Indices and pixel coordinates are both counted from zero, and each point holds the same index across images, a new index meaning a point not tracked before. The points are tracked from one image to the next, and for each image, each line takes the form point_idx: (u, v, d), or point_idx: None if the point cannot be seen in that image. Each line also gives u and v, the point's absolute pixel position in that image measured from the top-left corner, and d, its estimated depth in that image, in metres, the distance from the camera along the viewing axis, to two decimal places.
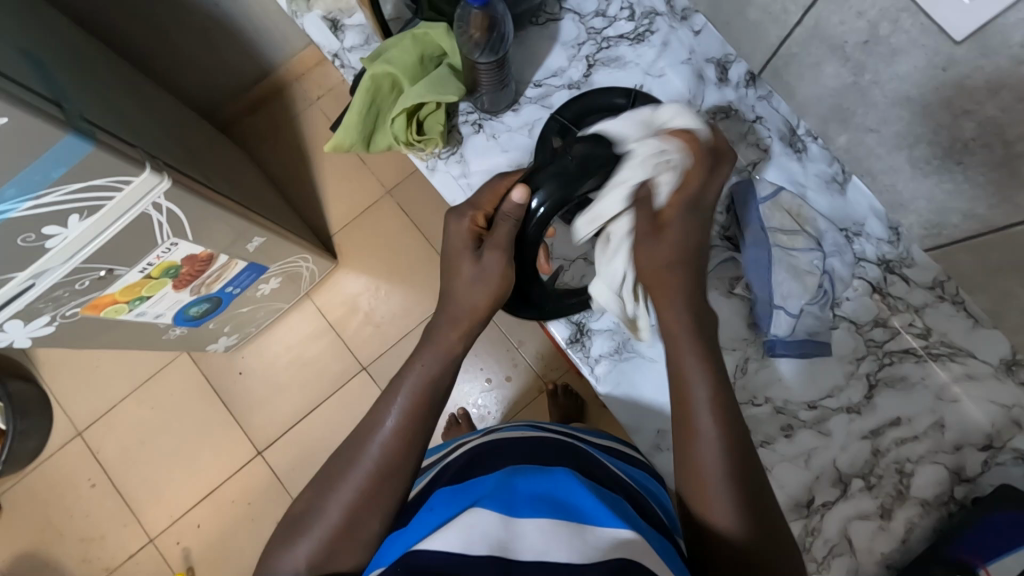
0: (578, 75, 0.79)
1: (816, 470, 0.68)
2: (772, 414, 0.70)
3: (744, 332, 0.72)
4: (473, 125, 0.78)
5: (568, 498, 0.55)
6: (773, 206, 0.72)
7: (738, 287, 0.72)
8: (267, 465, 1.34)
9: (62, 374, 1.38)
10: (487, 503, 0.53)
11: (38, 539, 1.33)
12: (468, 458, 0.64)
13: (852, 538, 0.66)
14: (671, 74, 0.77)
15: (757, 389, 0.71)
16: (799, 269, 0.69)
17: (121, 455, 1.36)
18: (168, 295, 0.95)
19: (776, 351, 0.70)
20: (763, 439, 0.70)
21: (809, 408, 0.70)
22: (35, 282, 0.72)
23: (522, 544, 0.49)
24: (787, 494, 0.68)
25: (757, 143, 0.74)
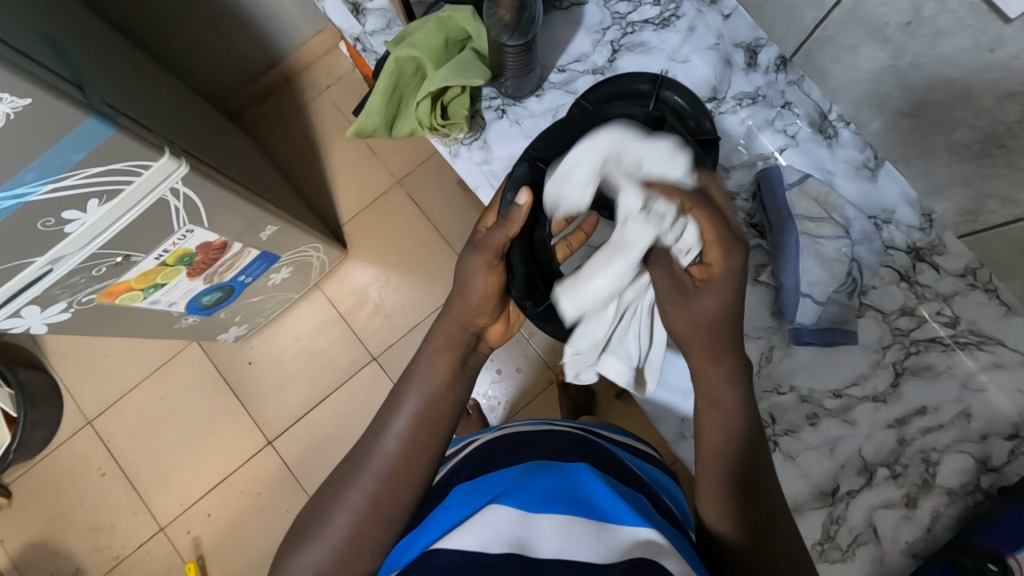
0: (602, 61, 0.78)
1: (841, 459, 0.68)
2: (796, 403, 0.70)
3: (768, 320, 0.72)
4: (497, 111, 0.77)
5: (583, 497, 0.54)
6: (800, 193, 0.71)
7: (763, 275, 0.73)
8: (277, 455, 1.34)
9: (71, 362, 1.38)
10: (505, 499, 0.53)
11: (49, 527, 1.34)
12: (486, 456, 0.63)
13: (877, 526, 0.66)
14: (697, 60, 0.76)
15: (781, 377, 0.71)
16: (826, 258, 0.68)
17: (131, 445, 1.36)
18: (183, 283, 0.94)
19: (802, 339, 0.70)
20: (787, 429, 0.70)
21: (833, 396, 0.70)
22: (52, 268, 0.71)
23: (540, 544, 0.49)
24: (811, 482, 0.68)
25: (783, 130, 0.75)
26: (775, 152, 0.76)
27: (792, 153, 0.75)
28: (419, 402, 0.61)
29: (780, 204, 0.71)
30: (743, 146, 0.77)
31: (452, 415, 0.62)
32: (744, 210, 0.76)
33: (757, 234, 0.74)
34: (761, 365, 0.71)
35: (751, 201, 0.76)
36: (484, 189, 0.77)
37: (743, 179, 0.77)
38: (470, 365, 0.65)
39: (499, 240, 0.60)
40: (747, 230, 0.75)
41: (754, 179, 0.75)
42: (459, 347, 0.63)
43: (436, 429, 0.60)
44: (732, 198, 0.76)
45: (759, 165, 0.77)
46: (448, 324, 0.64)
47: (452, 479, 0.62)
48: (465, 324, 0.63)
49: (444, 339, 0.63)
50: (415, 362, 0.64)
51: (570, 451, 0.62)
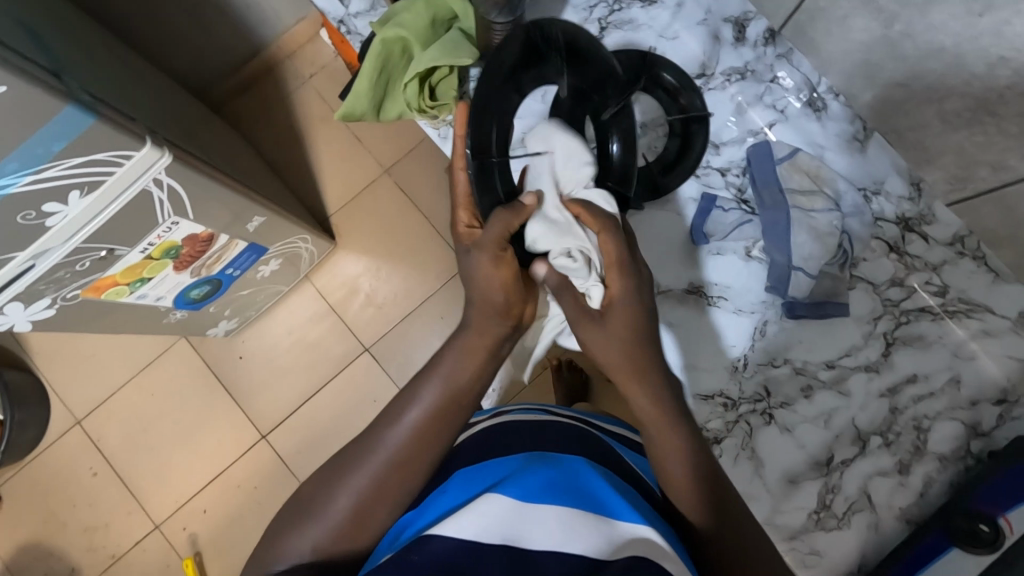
0: None
1: (836, 429, 0.69)
2: (791, 375, 0.71)
3: (763, 295, 0.73)
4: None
5: (588, 491, 0.55)
6: (791, 166, 0.75)
7: (755, 251, 0.75)
8: (272, 449, 1.34)
9: (57, 362, 1.36)
10: (500, 488, 0.53)
11: (41, 529, 1.32)
12: (485, 445, 0.63)
13: (872, 494, 0.67)
14: (685, 36, 0.77)
15: (777, 351, 0.72)
16: (820, 231, 0.72)
17: (123, 444, 1.34)
18: (169, 277, 0.93)
19: (796, 312, 0.72)
20: (782, 401, 0.71)
21: (827, 367, 0.71)
22: (35, 263, 0.70)
23: (535, 534, 0.49)
24: (807, 453, 0.69)
25: (772, 105, 0.76)
26: (765, 127, 0.77)
27: (782, 128, 0.76)
28: (440, 396, 0.58)
29: (770, 177, 0.75)
30: (733, 122, 0.78)
31: (471, 402, 0.60)
32: (735, 185, 0.77)
33: (750, 210, 0.76)
34: (756, 339, 0.73)
35: (742, 176, 0.77)
36: None
37: (734, 155, 0.77)
38: (500, 358, 0.63)
39: (498, 235, 0.61)
40: (738, 206, 0.76)
41: (744, 156, 0.77)
42: (493, 341, 0.61)
43: (456, 421, 0.59)
44: (722, 174, 0.77)
45: (749, 141, 0.78)
46: (485, 315, 0.61)
47: (452, 460, 0.62)
48: (495, 313, 0.61)
49: (477, 335, 0.61)
50: (441, 353, 0.61)
51: (580, 447, 0.63)
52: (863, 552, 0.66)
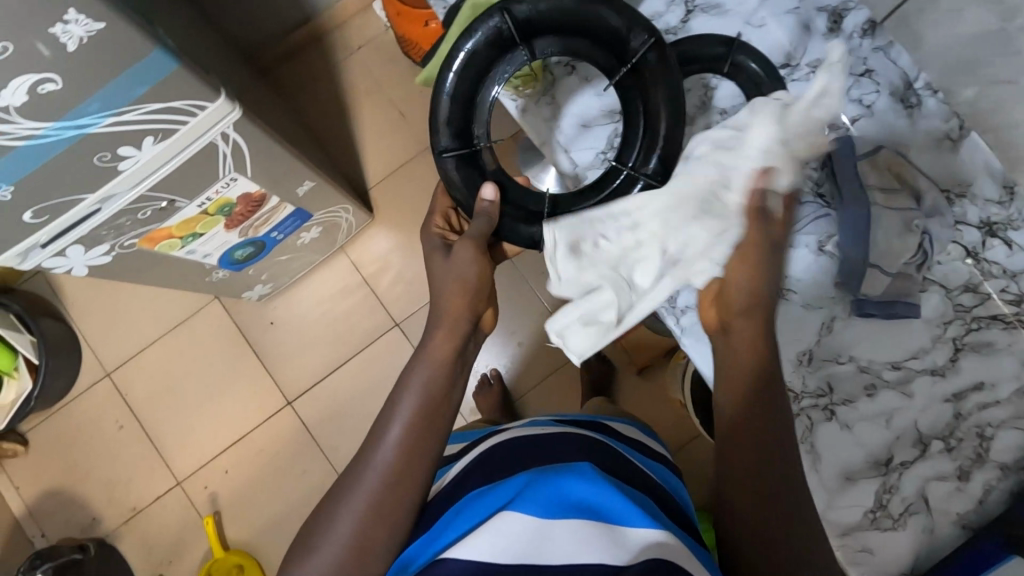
0: (677, 19, 0.69)
1: (897, 430, 0.62)
2: (854, 373, 0.62)
3: (832, 289, 0.63)
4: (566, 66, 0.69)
5: (597, 502, 0.59)
6: (871, 162, 0.64)
7: (829, 244, 0.63)
8: (296, 416, 1.34)
9: (91, 315, 1.37)
10: (520, 504, 0.58)
11: (65, 477, 1.34)
12: (500, 459, 0.67)
13: (930, 497, 0.61)
14: (774, 22, 0.67)
15: (840, 347, 0.63)
16: (905, 223, 0.63)
17: (150, 400, 1.36)
18: (220, 234, 0.94)
19: (868, 310, 0.61)
20: (846, 398, 0.62)
21: (892, 367, 0.62)
22: (101, 207, 0.71)
23: (552, 548, 0.55)
24: (864, 452, 0.61)
25: (860, 99, 0.65)
26: (847, 122, 0.65)
27: (891, 98, 0.65)
28: (418, 402, 0.61)
29: (852, 171, 0.63)
30: (849, 87, 0.65)
31: (451, 408, 0.63)
32: (810, 178, 0.65)
33: (828, 202, 0.64)
34: (824, 333, 0.63)
35: (822, 167, 0.64)
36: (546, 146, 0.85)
37: (815, 133, 0.68)
38: (468, 363, 0.67)
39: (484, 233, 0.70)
40: (812, 197, 0.64)
41: (825, 148, 0.64)
42: (459, 340, 0.66)
43: (441, 426, 0.62)
44: (807, 153, 0.65)
45: (851, 112, 0.65)
46: (450, 319, 0.66)
47: (462, 482, 0.65)
48: (465, 314, 0.67)
49: (446, 339, 0.65)
50: (411, 368, 0.64)
51: (572, 451, 0.66)
52: (916, 555, 0.60)
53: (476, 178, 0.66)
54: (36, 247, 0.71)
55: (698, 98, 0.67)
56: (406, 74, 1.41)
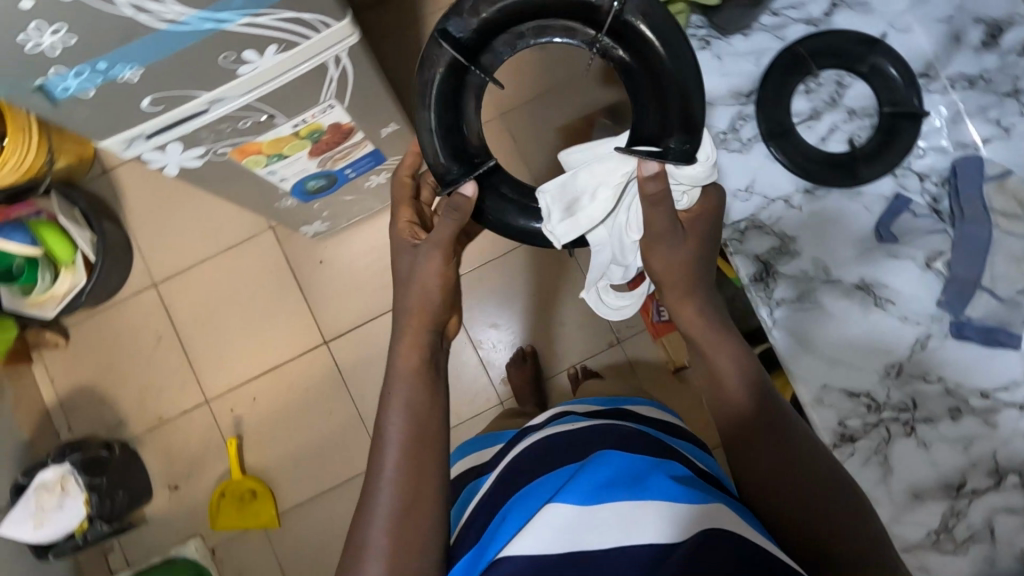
0: (818, 12, 0.88)
1: (974, 456, 0.76)
2: (942, 394, 0.78)
3: (931, 309, 0.81)
4: (701, 40, 0.89)
5: (633, 476, 0.59)
6: (997, 187, 0.83)
7: (935, 263, 0.82)
8: (331, 357, 1.36)
9: (147, 223, 1.39)
10: (560, 496, 0.57)
11: (100, 376, 1.37)
12: (531, 454, 0.68)
13: (996, 528, 0.74)
14: (918, 29, 0.87)
15: (930, 367, 0.79)
16: (1015, 256, 0.81)
17: (192, 316, 1.38)
18: (301, 160, 0.94)
19: (964, 331, 0.80)
20: (926, 417, 0.78)
21: (981, 397, 0.78)
22: (209, 108, 0.71)
23: (601, 532, 0.54)
24: (938, 472, 0.76)
25: (997, 120, 0.85)
26: (979, 141, 0.86)
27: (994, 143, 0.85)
28: (406, 422, 0.65)
29: (972, 192, 0.84)
30: (945, 130, 0.87)
31: (436, 409, 0.67)
32: (932, 193, 0.86)
33: (943, 222, 0.84)
34: (915, 350, 0.80)
35: (940, 185, 0.86)
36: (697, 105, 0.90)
37: (937, 162, 0.86)
38: (440, 367, 0.71)
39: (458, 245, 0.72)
40: (933, 212, 0.84)
41: (952, 165, 0.86)
42: (426, 347, 0.70)
43: (431, 430, 0.65)
44: (921, 179, 0.85)
45: (956, 151, 0.86)
46: (412, 332, 0.70)
47: (491, 496, 0.66)
48: (427, 325, 0.71)
49: (412, 345, 0.69)
50: (390, 388, 0.67)
51: (600, 440, 0.67)
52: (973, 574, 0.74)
53: (490, 195, 0.71)
54: (141, 137, 0.71)
55: (828, 94, 0.89)
56: None
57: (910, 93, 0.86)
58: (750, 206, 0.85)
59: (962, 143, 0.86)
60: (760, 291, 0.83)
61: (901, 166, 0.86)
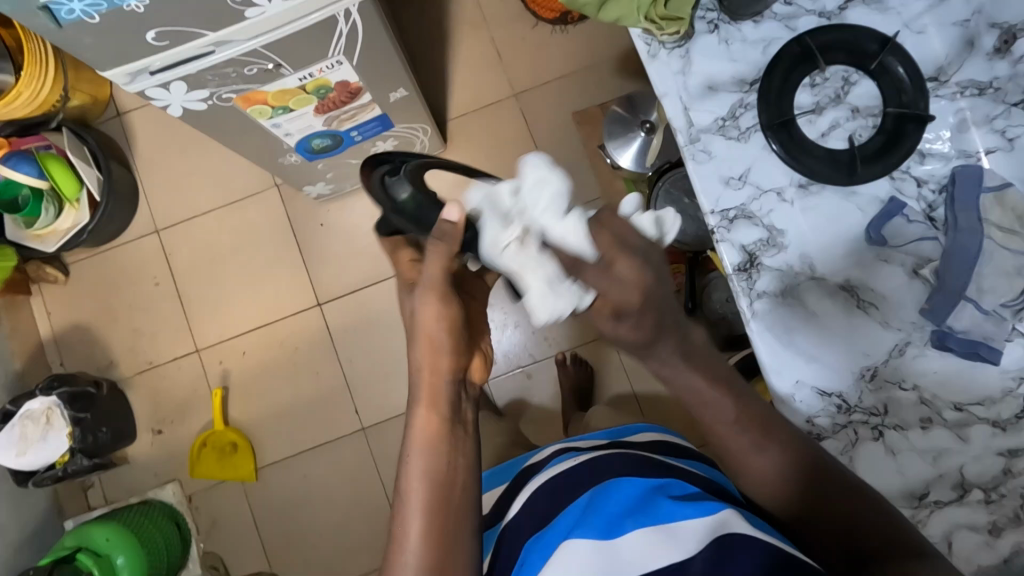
0: (832, 6, 0.76)
1: (942, 468, 0.71)
2: (915, 403, 0.73)
3: (914, 316, 0.72)
4: (709, 24, 0.78)
5: (647, 506, 0.59)
6: (996, 200, 0.72)
7: (924, 270, 0.72)
8: (324, 319, 1.36)
9: (154, 170, 1.40)
10: (577, 532, 0.59)
11: (96, 315, 1.38)
12: (539, 485, 0.70)
13: (954, 543, 0.69)
14: (932, 33, 0.74)
15: (907, 374, 0.73)
16: (1007, 269, 0.69)
17: (191, 266, 1.39)
18: (308, 116, 0.94)
19: (946, 342, 0.71)
20: (897, 423, 0.73)
21: (955, 409, 0.72)
22: (215, 50, 0.72)
23: (627, 563, 0.55)
24: (904, 481, 0.72)
25: (1003, 131, 0.73)
26: (982, 153, 0.74)
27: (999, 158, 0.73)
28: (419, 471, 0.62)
29: (970, 202, 0.72)
30: (949, 137, 0.74)
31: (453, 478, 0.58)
32: (926, 200, 0.74)
33: (935, 229, 0.74)
34: (892, 357, 0.73)
35: (937, 193, 0.74)
36: (671, 96, 0.79)
37: (937, 170, 0.74)
38: (469, 424, 0.60)
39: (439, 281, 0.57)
40: (923, 219, 0.74)
41: (949, 173, 0.74)
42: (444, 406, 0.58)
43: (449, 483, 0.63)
44: (918, 184, 0.74)
45: (958, 162, 0.74)
46: (425, 392, 0.58)
47: (516, 529, 0.67)
48: (445, 376, 0.58)
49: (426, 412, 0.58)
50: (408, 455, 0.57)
51: (606, 468, 0.67)
52: None
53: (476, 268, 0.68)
54: (145, 72, 0.72)
55: (833, 90, 0.76)
56: (514, 17, 1.39)
57: (917, 97, 0.73)
58: (741, 196, 0.77)
59: (963, 153, 0.74)
60: (743, 282, 0.77)
61: (896, 172, 0.75)
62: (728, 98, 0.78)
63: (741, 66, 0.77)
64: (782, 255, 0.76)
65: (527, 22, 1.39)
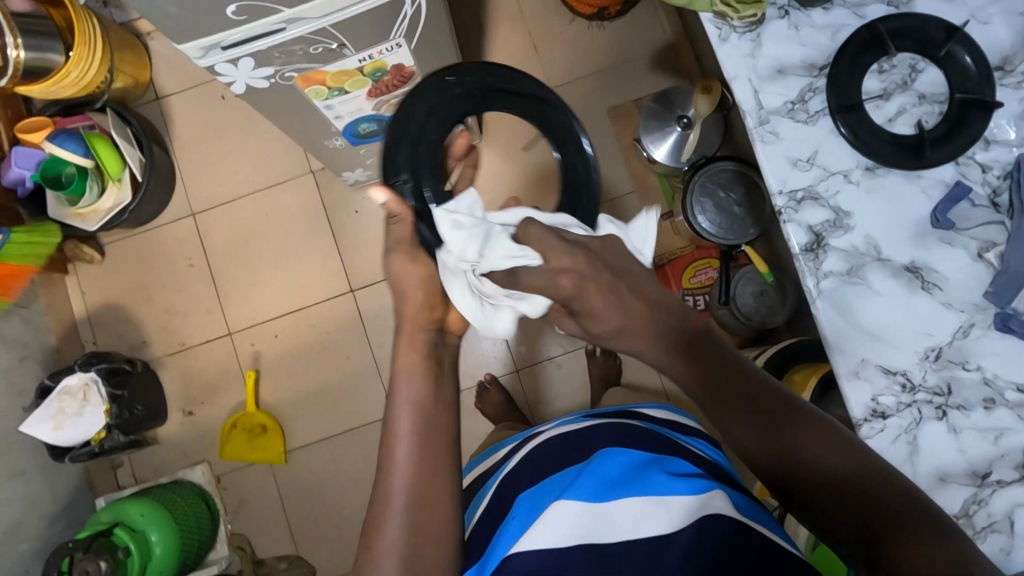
0: None
1: (1003, 448, 0.73)
2: (978, 382, 0.74)
3: (977, 298, 0.75)
4: (779, 10, 0.80)
5: (640, 478, 0.63)
6: None
7: (988, 253, 0.75)
8: (355, 305, 1.38)
9: (191, 153, 1.41)
10: (569, 493, 0.62)
11: (130, 295, 1.40)
12: (539, 450, 0.76)
13: (1016, 521, 0.71)
14: (997, 23, 0.76)
15: (971, 355, 0.75)
16: None
17: (226, 249, 1.40)
18: (360, 100, 0.95)
19: (1009, 324, 0.73)
20: (959, 403, 0.74)
21: (1017, 390, 0.73)
22: (286, 28, 0.73)
23: (611, 527, 0.59)
24: (966, 459, 0.74)
25: None
26: None
27: None
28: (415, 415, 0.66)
29: None
30: (1013, 125, 0.76)
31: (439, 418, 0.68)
32: (990, 185, 0.76)
33: (1000, 213, 0.75)
34: (957, 337, 0.75)
35: (1002, 178, 0.76)
36: (740, 79, 0.81)
37: (1001, 155, 0.76)
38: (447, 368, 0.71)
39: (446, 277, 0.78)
40: (986, 204, 0.76)
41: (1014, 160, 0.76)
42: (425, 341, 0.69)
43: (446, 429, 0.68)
44: (983, 171, 0.76)
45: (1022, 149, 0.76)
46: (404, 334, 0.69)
47: (518, 481, 0.72)
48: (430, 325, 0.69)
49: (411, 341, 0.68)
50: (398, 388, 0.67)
51: (607, 439, 0.72)
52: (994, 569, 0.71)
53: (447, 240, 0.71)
54: (217, 47, 0.74)
55: (900, 76, 0.78)
56: (552, 12, 1.41)
57: (983, 84, 0.74)
58: (808, 177, 0.79)
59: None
60: (809, 261, 0.79)
61: (961, 158, 0.77)
62: (796, 82, 0.81)
63: (809, 50, 0.80)
64: (850, 236, 0.78)
65: (564, 17, 1.41)
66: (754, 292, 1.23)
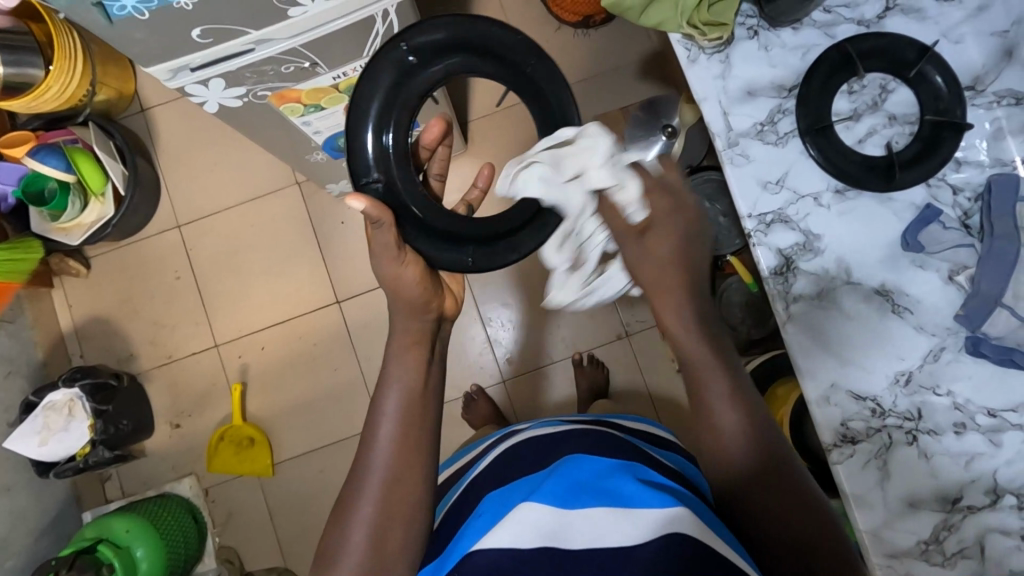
0: (871, 14, 0.77)
1: (975, 473, 0.73)
2: (949, 407, 0.74)
3: (949, 322, 0.75)
4: (749, 30, 0.79)
5: (607, 485, 0.62)
6: None
7: (958, 276, 0.75)
8: (342, 315, 1.37)
9: (176, 165, 1.41)
10: (537, 495, 0.62)
11: (117, 308, 1.39)
12: (501, 457, 0.76)
13: (987, 545, 0.72)
14: (970, 42, 0.76)
15: (942, 380, 0.74)
16: None
17: (212, 261, 1.40)
18: (337, 115, 0.94)
19: (979, 349, 0.73)
20: (930, 428, 0.74)
21: (988, 415, 0.73)
22: (254, 48, 0.73)
23: (574, 534, 0.58)
24: (938, 483, 0.73)
25: None
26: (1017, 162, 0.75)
27: None
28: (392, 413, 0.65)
29: (1005, 210, 0.73)
30: (984, 146, 0.76)
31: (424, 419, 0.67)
32: (961, 207, 0.76)
33: (971, 236, 0.75)
34: (927, 361, 0.75)
35: (973, 202, 0.75)
36: (710, 99, 0.80)
37: (972, 177, 0.76)
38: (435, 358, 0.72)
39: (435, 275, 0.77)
40: (958, 227, 0.75)
41: (985, 182, 0.75)
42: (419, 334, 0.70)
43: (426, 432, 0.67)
44: (954, 193, 0.76)
45: (993, 170, 0.75)
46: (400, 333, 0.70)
47: (479, 485, 0.72)
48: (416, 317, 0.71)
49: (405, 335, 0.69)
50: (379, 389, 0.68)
51: (578, 446, 0.71)
52: None
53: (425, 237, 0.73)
54: (186, 69, 0.73)
55: (870, 97, 0.77)
56: (537, 20, 1.40)
57: (954, 103, 0.74)
58: (778, 200, 0.79)
59: (998, 160, 0.75)
60: (779, 285, 0.78)
61: (932, 180, 0.76)
62: (766, 103, 0.80)
63: (780, 71, 0.79)
64: (819, 258, 0.77)
65: (549, 25, 1.40)
66: (740, 303, 1.22)
